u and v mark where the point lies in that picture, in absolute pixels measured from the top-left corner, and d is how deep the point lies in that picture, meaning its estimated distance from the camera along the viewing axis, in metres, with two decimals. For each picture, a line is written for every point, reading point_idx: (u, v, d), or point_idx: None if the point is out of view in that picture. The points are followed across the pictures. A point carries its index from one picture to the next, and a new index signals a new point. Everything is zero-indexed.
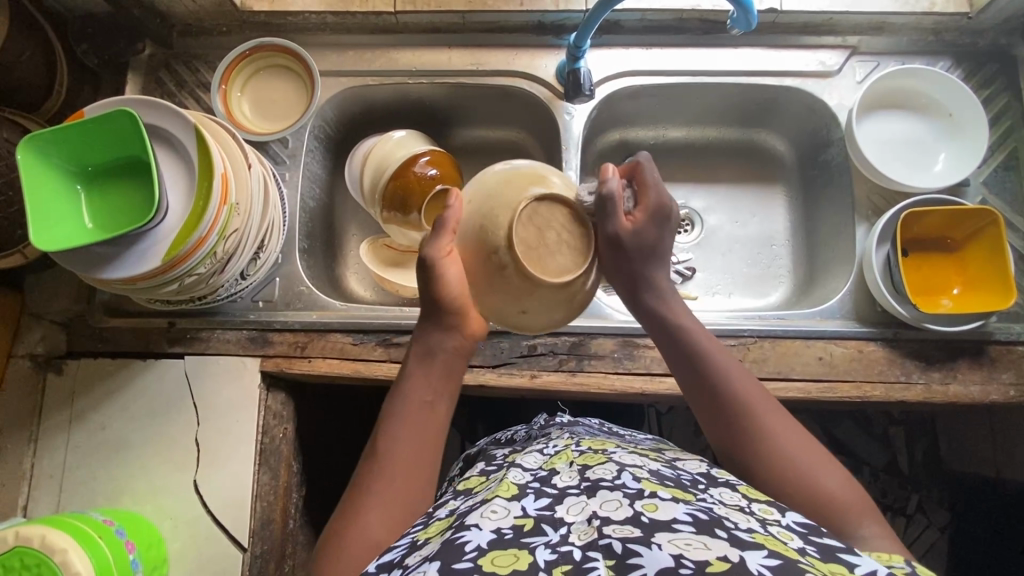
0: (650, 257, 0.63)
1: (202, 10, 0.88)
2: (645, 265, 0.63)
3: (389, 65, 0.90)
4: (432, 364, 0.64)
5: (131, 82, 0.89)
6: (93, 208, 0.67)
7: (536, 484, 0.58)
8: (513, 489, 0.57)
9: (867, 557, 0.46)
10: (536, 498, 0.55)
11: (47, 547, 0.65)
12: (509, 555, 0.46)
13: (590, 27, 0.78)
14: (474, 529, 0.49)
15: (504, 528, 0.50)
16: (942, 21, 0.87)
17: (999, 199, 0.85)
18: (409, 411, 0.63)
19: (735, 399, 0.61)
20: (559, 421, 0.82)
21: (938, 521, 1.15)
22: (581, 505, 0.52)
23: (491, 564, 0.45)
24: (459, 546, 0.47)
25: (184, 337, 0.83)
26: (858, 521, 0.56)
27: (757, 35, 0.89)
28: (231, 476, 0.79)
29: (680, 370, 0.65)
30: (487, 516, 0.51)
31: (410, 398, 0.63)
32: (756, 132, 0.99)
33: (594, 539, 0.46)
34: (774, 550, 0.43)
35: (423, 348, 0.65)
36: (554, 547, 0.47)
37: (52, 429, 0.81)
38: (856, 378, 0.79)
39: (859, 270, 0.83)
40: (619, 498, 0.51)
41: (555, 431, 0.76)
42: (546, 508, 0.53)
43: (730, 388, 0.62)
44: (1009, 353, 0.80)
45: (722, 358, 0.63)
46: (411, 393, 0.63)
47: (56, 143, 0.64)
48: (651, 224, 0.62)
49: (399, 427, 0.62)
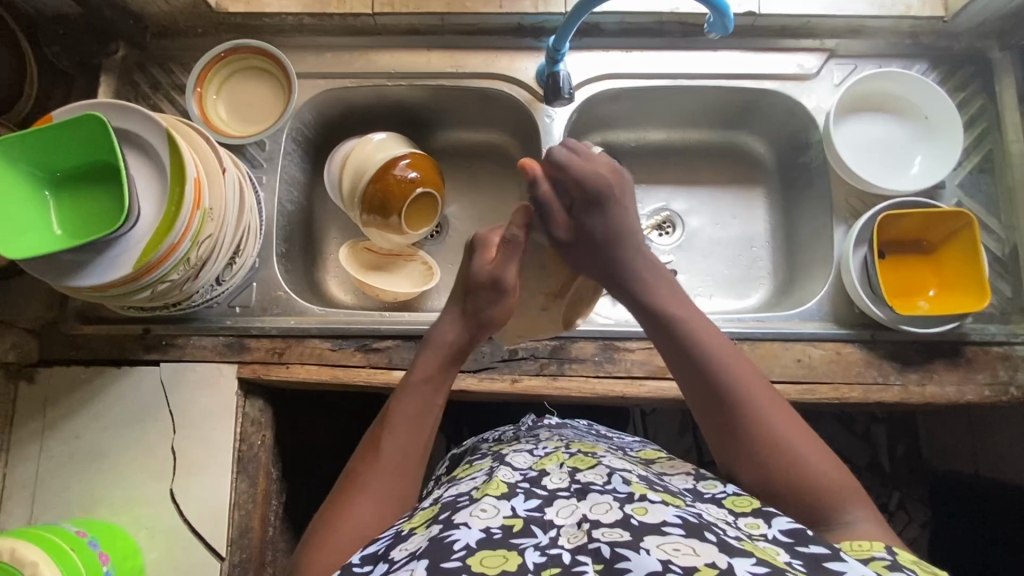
0: (618, 245, 0.68)
1: (176, 11, 0.86)
2: (616, 253, 0.68)
3: (368, 67, 0.89)
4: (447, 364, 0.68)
5: (104, 84, 0.87)
6: (62, 214, 0.65)
7: (526, 484, 0.56)
8: (502, 487, 0.55)
9: (854, 565, 0.45)
10: (526, 498, 0.53)
11: (17, 561, 0.64)
12: (497, 556, 0.45)
13: (569, 30, 0.77)
14: (463, 528, 0.49)
15: (494, 527, 0.49)
16: (918, 24, 0.88)
17: (974, 201, 0.86)
18: (416, 405, 0.65)
19: (720, 378, 0.62)
20: (548, 422, 0.80)
21: (919, 518, 1.16)
22: (571, 508, 0.51)
23: (479, 565, 0.44)
24: (447, 545, 0.47)
25: (159, 343, 0.82)
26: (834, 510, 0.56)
27: (737, 38, 0.89)
28: (209, 483, 0.78)
29: (668, 360, 0.65)
30: (477, 515, 0.50)
31: (422, 393, 0.66)
32: (737, 134, 0.99)
33: (584, 543, 0.46)
34: (762, 558, 0.44)
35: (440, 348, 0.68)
36: (544, 549, 0.46)
37: (23, 439, 0.79)
38: (835, 380, 0.80)
39: (837, 273, 0.84)
40: (610, 501, 0.50)
41: (545, 431, 0.75)
42: (536, 508, 0.52)
43: (709, 357, 0.63)
44: (985, 354, 0.81)
45: (712, 344, 0.64)
46: (422, 387, 0.66)
47: (22, 148, 0.62)
48: (593, 206, 0.68)
49: (407, 425, 0.63)
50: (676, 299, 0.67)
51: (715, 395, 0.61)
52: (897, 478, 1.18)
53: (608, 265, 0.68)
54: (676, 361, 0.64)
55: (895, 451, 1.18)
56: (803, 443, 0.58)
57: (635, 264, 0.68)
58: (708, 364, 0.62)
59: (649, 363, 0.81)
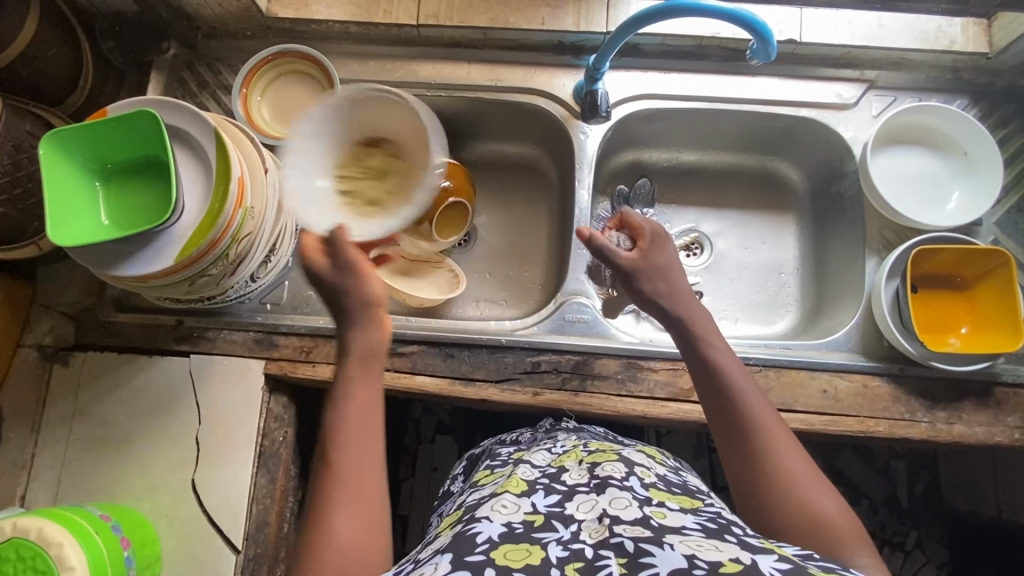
0: (661, 278, 0.69)
1: (228, 13, 0.89)
2: (665, 282, 0.69)
3: (408, 76, 0.91)
4: (370, 364, 0.60)
5: (155, 81, 0.90)
6: (110, 204, 0.68)
7: (546, 480, 0.57)
8: (522, 485, 0.56)
9: None
10: (546, 493, 0.54)
11: (43, 540, 0.65)
12: (521, 550, 0.45)
13: (611, 49, 0.78)
14: (485, 522, 0.49)
15: (515, 522, 0.49)
16: (962, 59, 0.88)
17: (1011, 239, 0.85)
18: (360, 413, 0.58)
19: (760, 439, 0.59)
20: (566, 425, 0.79)
21: (936, 558, 1.13)
22: (591, 503, 0.51)
23: (502, 558, 0.44)
24: (470, 538, 0.47)
25: (190, 335, 0.83)
26: (860, 543, 0.53)
27: (778, 64, 0.89)
28: (231, 475, 0.79)
29: (711, 407, 0.62)
30: (498, 510, 0.51)
31: (358, 397, 0.59)
32: (771, 161, 1.00)
33: (605, 538, 0.46)
34: (782, 556, 0.44)
35: (357, 355, 0.60)
36: (566, 544, 0.46)
37: (54, 420, 0.81)
38: (860, 414, 0.79)
39: (869, 304, 0.83)
40: (629, 498, 0.51)
41: (563, 433, 0.74)
42: (556, 504, 0.52)
43: (734, 391, 0.61)
44: (1016, 396, 0.79)
45: (750, 400, 0.61)
46: (353, 393, 0.59)
47: (77, 140, 0.65)
48: (654, 241, 0.72)
49: (354, 434, 0.56)
50: (713, 332, 0.66)
51: (727, 418, 0.61)
52: (915, 516, 1.15)
53: (651, 301, 0.69)
54: (701, 379, 0.64)
55: (915, 489, 1.16)
56: (835, 502, 0.55)
57: (672, 289, 0.69)
58: (730, 396, 0.61)
59: (672, 385, 0.81)
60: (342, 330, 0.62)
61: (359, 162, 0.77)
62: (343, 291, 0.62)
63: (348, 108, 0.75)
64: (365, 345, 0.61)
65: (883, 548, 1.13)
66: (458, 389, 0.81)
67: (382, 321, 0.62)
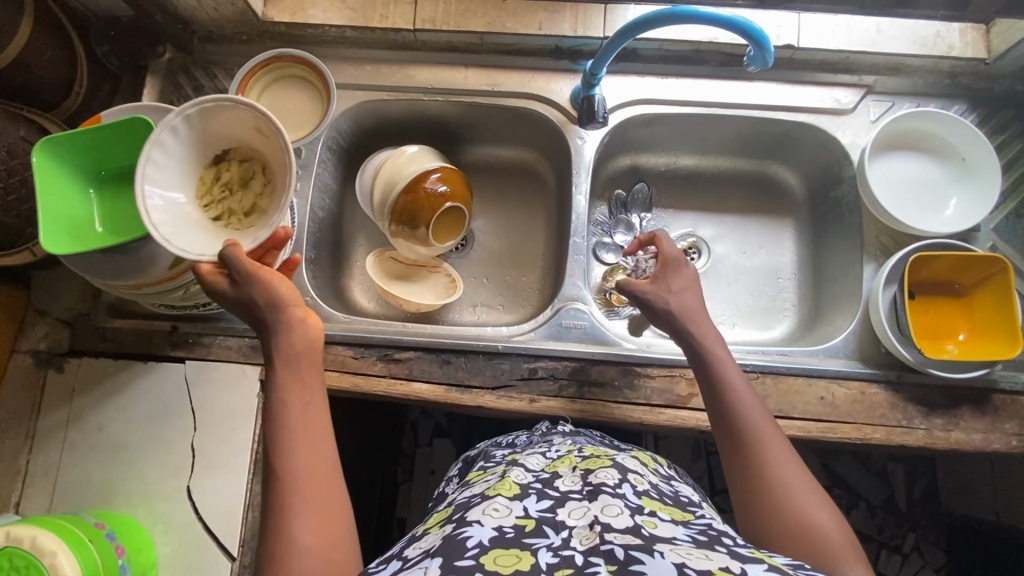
0: (682, 294, 0.69)
1: (223, 17, 0.88)
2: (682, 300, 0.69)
3: (405, 81, 0.91)
4: (306, 365, 0.61)
5: (150, 85, 0.90)
6: (103, 211, 0.67)
7: (538, 485, 0.57)
8: (514, 489, 0.55)
9: None
10: (538, 499, 0.54)
11: (37, 550, 0.65)
12: (511, 556, 0.45)
13: (608, 55, 0.78)
14: (476, 526, 0.49)
15: (506, 526, 0.49)
16: (960, 65, 0.88)
17: (1009, 245, 0.84)
18: (306, 416, 0.58)
19: (763, 452, 0.59)
20: (561, 428, 0.77)
21: (934, 562, 1.13)
22: (583, 509, 0.51)
23: (492, 563, 0.44)
24: (461, 542, 0.47)
25: (185, 341, 0.83)
26: (852, 556, 0.53)
27: (776, 70, 0.89)
28: (226, 481, 0.79)
29: (717, 422, 0.63)
30: (489, 514, 0.51)
31: (301, 399, 0.59)
32: (767, 165, 0.99)
33: (596, 545, 0.46)
34: (772, 565, 0.44)
35: (292, 359, 0.60)
36: (556, 550, 0.46)
37: (49, 426, 0.81)
38: (857, 420, 0.78)
39: (866, 310, 0.83)
40: (621, 506, 0.51)
41: (558, 437, 0.74)
42: (548, 509, 0.52)
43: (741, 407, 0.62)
44: (1014, 403, 0.79)
45: (754, 416, 0.61)
46: (296, 397, 0.59)
47: (71, 147, 0.64)
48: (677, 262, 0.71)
49: (304, 438, 0.57)
50: (717, 342, 0.67)
51: (727, 428, 0.62)
52: (913, 519, 1.15)
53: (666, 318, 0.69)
54: (709, 394, 0.64)
55: (912, 493, 1.16)
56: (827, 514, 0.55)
57: (688, 305, 0.68)
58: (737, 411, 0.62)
59: (670, 392, 0.80)
60: (265, 340, 0.62)
61: (227, 176, 0.70)
62: (252, 301, 0.62)
63: (194, 125, 0.66)
64: (294, 346, 0.61)
65: (881, 552, 1.13)
66: (455, 396, 0.80)
67: (306, 321, 0.62)
